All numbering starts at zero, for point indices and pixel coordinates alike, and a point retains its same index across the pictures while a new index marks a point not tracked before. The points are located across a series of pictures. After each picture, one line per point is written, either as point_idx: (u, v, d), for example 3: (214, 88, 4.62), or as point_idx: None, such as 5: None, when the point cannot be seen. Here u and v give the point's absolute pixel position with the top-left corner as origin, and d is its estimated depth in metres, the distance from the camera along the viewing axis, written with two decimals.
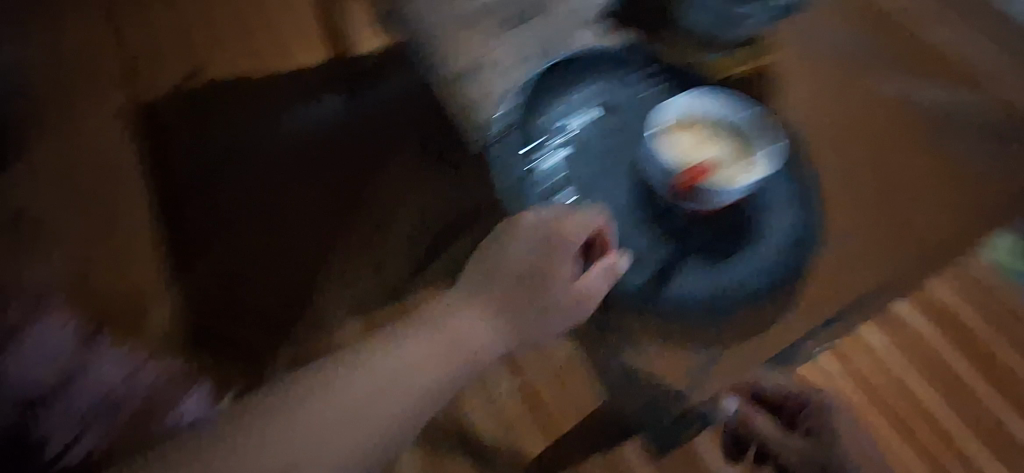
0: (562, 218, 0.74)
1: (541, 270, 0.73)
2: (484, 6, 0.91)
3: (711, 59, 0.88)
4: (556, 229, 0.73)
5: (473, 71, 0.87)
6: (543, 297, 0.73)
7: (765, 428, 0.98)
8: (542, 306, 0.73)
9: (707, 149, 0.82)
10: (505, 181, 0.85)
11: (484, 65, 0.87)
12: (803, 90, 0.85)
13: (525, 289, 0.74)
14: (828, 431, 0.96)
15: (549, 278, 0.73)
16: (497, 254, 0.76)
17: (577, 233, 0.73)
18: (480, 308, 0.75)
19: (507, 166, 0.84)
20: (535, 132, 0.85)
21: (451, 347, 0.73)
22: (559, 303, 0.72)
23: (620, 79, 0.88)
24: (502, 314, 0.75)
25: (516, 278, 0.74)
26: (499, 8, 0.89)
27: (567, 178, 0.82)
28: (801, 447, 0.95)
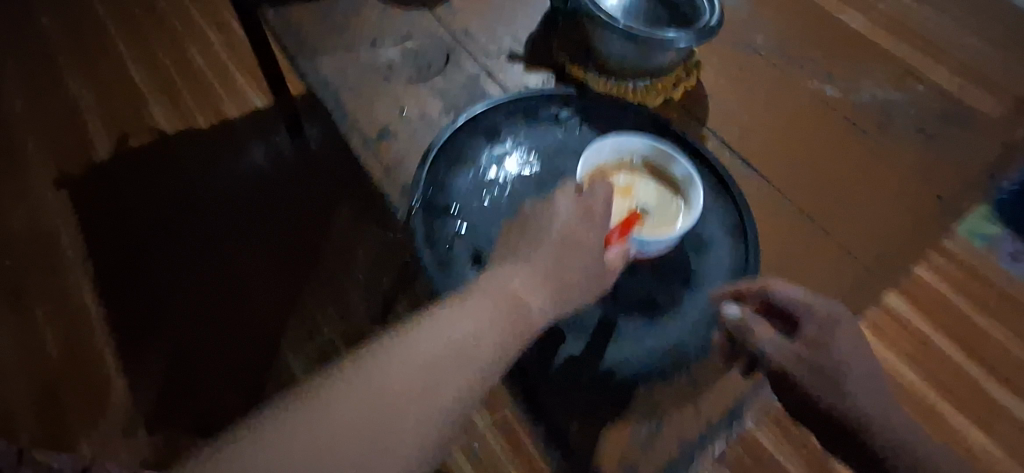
0: (588, 192, 0.58)
1: (581, 251, 0.56)
2: (396, 63, 0.82)
3: (636, 92, 0.82)
4: (585, 202, 0.58)
5: (391, 128, 0.75)
6: (578, 278, 0.55)
7: (784, 348, 0.52)
8: (593, 276, 0.56)
9: (639, 194, 0.68)
10: (427, 240, 0.66)
11: (396, 122, 0.76)
12: (730, 114, 0.84)
13: (584, 247, 0.56)
14: (834, 334, 0.52)
15: (588, 241, 0.56)
16: (527, 231, 0.58)
17: (602, 205, 0.58)
18: (522, 286, 0.54)
19: (419, 232, 0.66)
20: (463, 188, 0.70)
21: (510, 313, 0.52)
22: (602, 270, 0.57)
23: (549, 118, 0.78)
24: (545, 288, 0.55)
25: (518, 261, 0.55)
26: (412, 57, 0.81)
27: (485, 218, 0.68)
28: (832, 358, 0.51)
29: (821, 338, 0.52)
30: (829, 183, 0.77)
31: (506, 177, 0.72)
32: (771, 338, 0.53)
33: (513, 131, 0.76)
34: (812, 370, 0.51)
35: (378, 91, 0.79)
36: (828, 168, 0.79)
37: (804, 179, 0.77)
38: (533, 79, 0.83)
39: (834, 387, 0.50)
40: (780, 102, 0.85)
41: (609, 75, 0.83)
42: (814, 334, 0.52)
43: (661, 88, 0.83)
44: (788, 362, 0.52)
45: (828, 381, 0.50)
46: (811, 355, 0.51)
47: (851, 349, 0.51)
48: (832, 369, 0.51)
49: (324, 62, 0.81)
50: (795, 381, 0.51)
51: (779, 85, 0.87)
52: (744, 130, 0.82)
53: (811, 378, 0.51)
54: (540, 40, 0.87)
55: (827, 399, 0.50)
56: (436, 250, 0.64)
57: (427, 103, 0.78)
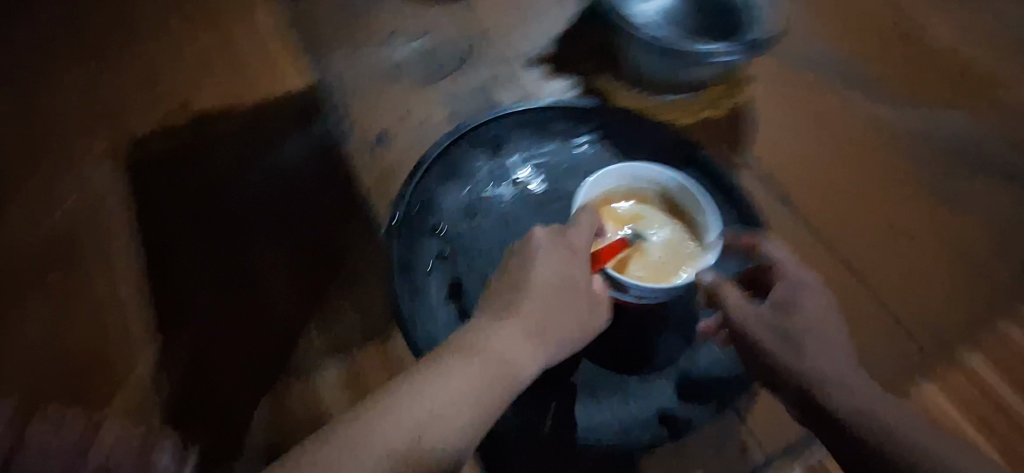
0: (567, 227, 0.51)
1: (566, 294, 0.49)
2: (407, 63, 0.77)
3: (665, 108, 0.74)
4: (566, 239, 0.51)
5: (389, 137, 0.71)
6: (563, 326, 0.49)
7: (747, 304, 0.49)
8: (579, 323, 0.50)
9: (650, 225, 0.59)
10: (403, 270, 0.59)
11: (400, 131, 0.72)
12: (770, 139, 0.75)
13: (571, 290, 0.50)
14: (803, 295, 0.47)
15: (570, 282, 0.50)
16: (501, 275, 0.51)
17: (584, 239, 0.51)
18: (501, 339, 0.47)
19: (400, 260, 0.59)
20: (452, 213, 0.64)
21: (492, 369, 0.46)
22: (588, 312, 0.50)
23: (562, 131, 0.70)
24: (529, 340, 0.48)
25: (495, 310, 0.48)
26: (425, 63, 0.78)
27: (472, 252, 0.62)
28: (799, 319, 0.46)
29: (791, 299, 0.47)
30: (867, 224, 0.70)
31: (504, 200, 0.66)
32: (742, 298, 0.49)
33: (519, 144, 0.69)
34: (772, 328, 0.47)
35: (381, 95, 0.75)
36: (868, 207, 0.72)
37: (840, 221, 0.71)
38: (553, 84, 0.76)
39: (796, 350, 0.45)
40: (829, 125, 0.76)
41: (639, 84, 0.75)
42: (784, 295, 0.48)
43: (694, 105, 0.75)
44: (749, 317, 0.48)
45: (791, 342, 0.46)
46: (777, 315, 0.47)
47: (821, 317, 0.47)
48: (799, 330, 0.46)
49: (335, 60, 0.78)
50: (752, 338, 0.48)
51: (834, 103, 0.77)
52: (782, 158, 0.74)
53: (766, 334, 0.47)
54: (568, 39, 0.78)
55: (784, 359, 0.46)
56: (414, 289, 0.58)
57: (434, 108, 0.73)
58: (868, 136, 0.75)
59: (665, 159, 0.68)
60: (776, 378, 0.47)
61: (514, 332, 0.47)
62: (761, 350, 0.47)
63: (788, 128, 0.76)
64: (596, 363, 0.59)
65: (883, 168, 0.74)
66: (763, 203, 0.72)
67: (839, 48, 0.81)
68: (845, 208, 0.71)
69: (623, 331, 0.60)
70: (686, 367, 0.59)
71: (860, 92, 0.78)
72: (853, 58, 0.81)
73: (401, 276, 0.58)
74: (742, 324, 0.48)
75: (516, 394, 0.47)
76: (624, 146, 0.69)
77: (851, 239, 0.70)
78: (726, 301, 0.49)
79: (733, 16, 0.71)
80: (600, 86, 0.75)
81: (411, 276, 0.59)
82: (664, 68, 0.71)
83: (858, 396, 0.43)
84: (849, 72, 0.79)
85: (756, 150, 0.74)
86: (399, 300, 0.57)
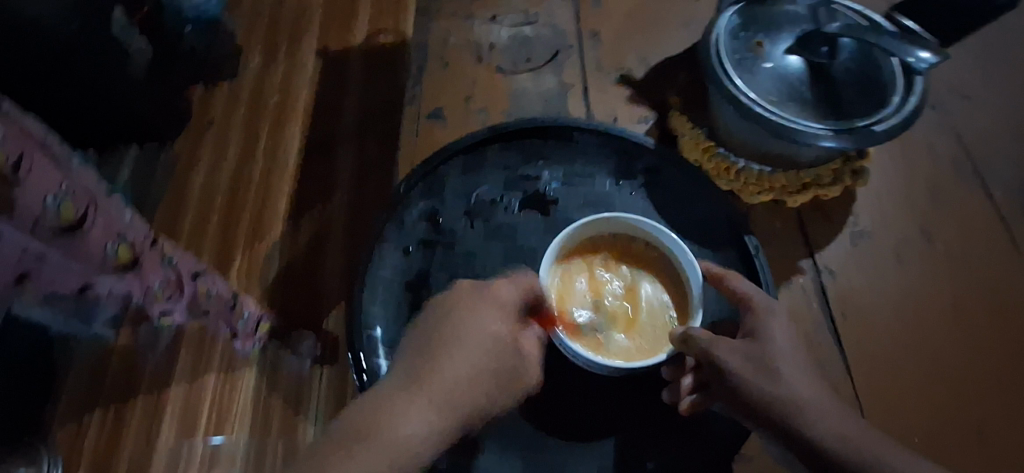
0: (497, 285, 0.49)
1: (489, 357, 0.46)
2: (498, 46, 0.77)
3: (740, 179, 0.65)
4: (488, 297, 0.48)
5: (445, 112, 0.72)
6: (491, 378, 0.45)
7: (719, 338, 0.48)
8: (499, 385, 0.46)
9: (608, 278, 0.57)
10: (380, 244, 0.60)
11: (466, 113, 0.73)
12: (852, 255, 0.64)
13: (501, 345, 0.46)
14: (770, 322, 0.48)
15: (487, 338, 0.46)
16: (426, 322, 0.48)
17: (509, 298, 0.49)
18: (411, 402, 0.42)
19: (389, 240, 0.61)
20: (458, 208, 0.63)
21: (436, 389, 0.43)
22: (508, 376, 0.46)
23: (611, 166, 0.65)
24: (441, 407, 0.42)
25: (408, 370, 0.44)
26: (518, 54, 0.76)
27: (456, 255, 0.61)
28: (770, 346, 0.47)
29: (763, 330, 0.48)
30: (926, 384, 0.57)
31: (512, 210, 0.63)
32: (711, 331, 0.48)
33: (556, 162, 0.65)
34: (744, 354, 0.47)
35: (463, 72, 0.77)
36: (939, 370, 0.58)
37: (898, 376, 0.58)
38: (631, 113, 0.72)
39: (769, 373, 0.45)
40: (934, 259, 0.63)
41: (719, 142, 0.66)
42: (754, 326, 0.48)
43: (777, 186, 0.64)
44: (722, 344, 0.47)
45: (764, 369, 0.46)
46: (752, 344, 0.47)
47: (793, 350, 0.47)
48: (770, 356, 0.46)
49: (441, 27, 0.80)
50: (728, 368, 0.47)
51: (950, 238, 0.64)
52: (857, 281, 0.62)
53: (744, 364, 0.46)
54: (670, 78, 0.73)
55: (755, 385, 0.45)
56: (383, 272, 0.60)
57: (503, 102, 0.74)
58: (994, 287, 0.62)
59: (706, 233, 0.62)
60: (745, 406, 0.46)
61: (426, 396, 0.42)
62: (735, 377, 0.46)
63: (891, 248, 0.64)
64: (527, 413, 0.55)
65: (978, 323, 0.60)
66: (815, 322, 0.60)
67: (981, 173, 0.68)
68: (910, 362, 0.58)
69: (582, 404, 0.56)
70: (620, 448, 0.54)
71: (989, 231, 0.64)
72: (997, 188, 0.67)
73: (377, 257, 0.60)
74: (715, 358, 0.47)
75: (467, 382, 0.44)
76: (669, 204, 0.64)
77: (904, 402, 0.57)
78: (699, 339, 0.48)
79: (877, 88, 0.57)
80: (677, 132, 0.68)
81: (387, 260, 0.60)
82: (750, 136, 0.61)
83: (822, 417, 0.43)
84: (994, 211, 0.66)
85: (834, 264, 0.63)
86: (365, 280, 0.59)
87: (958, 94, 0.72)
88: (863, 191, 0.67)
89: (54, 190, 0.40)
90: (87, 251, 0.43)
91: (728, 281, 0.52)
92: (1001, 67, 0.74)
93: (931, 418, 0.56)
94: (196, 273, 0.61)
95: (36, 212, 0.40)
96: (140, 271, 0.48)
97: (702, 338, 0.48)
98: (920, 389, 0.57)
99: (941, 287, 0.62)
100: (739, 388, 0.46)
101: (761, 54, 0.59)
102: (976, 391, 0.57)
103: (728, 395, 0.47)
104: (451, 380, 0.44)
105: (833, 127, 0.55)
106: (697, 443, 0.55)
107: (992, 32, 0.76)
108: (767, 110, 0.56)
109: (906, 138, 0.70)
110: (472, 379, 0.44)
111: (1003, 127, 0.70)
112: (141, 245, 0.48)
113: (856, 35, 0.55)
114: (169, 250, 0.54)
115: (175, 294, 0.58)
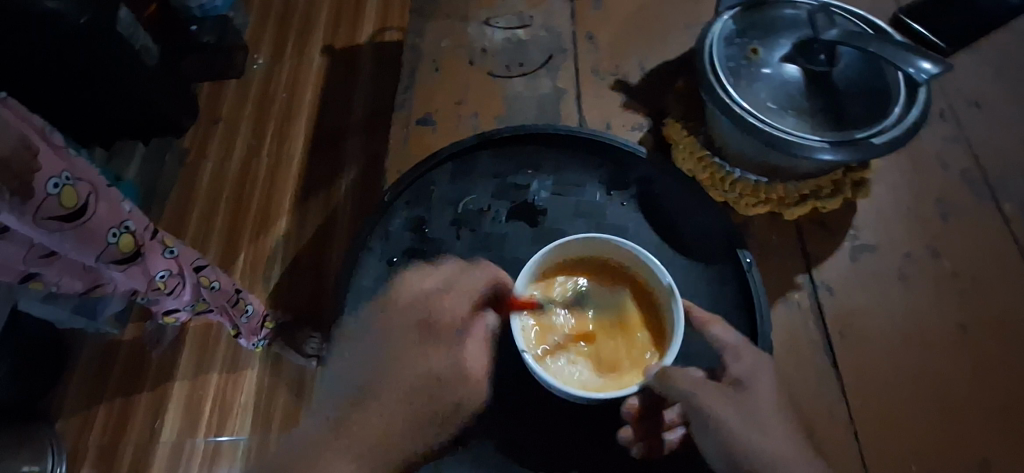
0: (440, 293, 0.49)
1: (415, 370, 0.46)
2: (492, 48, 0.75)
3: (736, 189, 0.63)
4: (428, 306, 0.49)
5: (435, 117, 0.71)
6: (422, 390, 0.45)
7: (705, 383, 0.44)
8: (434, 392, 0.46)
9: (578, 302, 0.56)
10: (363, 251, 0.59)
11: (459, 116, 0.71)
12: (851, 271, 0.61)
13: (425, 357, 0.47)
14: (757, 373, 0.46)
15: (425, 352, 0.47)
16: (372, 334, 0.49)
17: (449, 312, 0.49)
18: (343, 430, 0.43)
19: (374, 249, 0.60)
20: (444, 216, 0.62)
21: (368, 413, 0.44)
22: (437, 388, 0.46)
23: (604, 174, 0.64)
24: (375, 429, 0.43)
25: (354, 383, 0.46)
26: (512, 56, 0.74)
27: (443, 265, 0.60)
28: (753, 396, 0.45)
29: (747, 378, 0.46)
30: (928, 403, 0.55)
31: (500, 220, 0.62)
32: (695, 374, 0.45)
33: (547, 170, 0.64)
34: (732, 403, 0.44)
35: (456, 74, 0.73)
36: (945, 394, 0.55)
37: (902, 400, 0.55)
38: (627, 119, 0.70)
39: (758, 427, 0.43)
40: (939, 276, 0.61)
41: (714, 150, 0.64)
42: (741, 373, 0.46)
43: (774, 198, 0.62)
44: (709, 389, 0.44)
45: (751, 420, 0.43)
46: (737, 392, 0.45)
47: (776, 403, 0.45)
48: (754, 408, 0.44)
49: (433, 25, 0.76)
50: (719, 416, 0.43)
51: (957, 254, 0.62)
52: (857, 298, 0.60)
53: (732, 413, 0.43)
54: (665, 82, 0.72)
55: (745, 437, 0.42)
56: (369, 280, 0.59)
57: (495, 105, 0.71)
58: (1000, 301, 0.59)
59: (699, 246, 0.60)
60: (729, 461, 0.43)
61: (372, 409, 0.44)
62: (725, 434, 0.42)
63: (893, 260, 0.62)
64: (498, 441, 0.53)
65: (984, 339, 0.57)
66: (814, 337, 0.58)
67: (992, 185, 0.65)
68: (910, 384, 0.56)
69: (574, 418, 0.53)
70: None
71: (999, 247, 0.62)
72: (1009, 200, 0.64)
73: (362, 268, 0.59)
74: (703, 405, 0.43)
75: (401, 392, 0.45)
76: (664, 217, 0.62)
77: (908, 428, 0.54)
78: (680, 378, 0.45)
79: (878, 97, 0.55)
80: (670, 139, 0.66)
81: (371, 269, 0.59)
82: (745, 147, 0.59)
83: None
84: (1002, 224, 0.63)
85: (833, 281, 0.61)
86: (349, 290, 0.58)
87: (969, 101, 0.69)
88: (864, 201, 0.65)
89: (58, 179, 0.63)
90: (91, 231, 0.67)
91: (708, 326, 0.50)
92: (1016, 72, 0.71)
93: (933, 438, 0.53)
94: (203, 269, 0.88)
95: (47, 196, 0.62)
96: (138, 257, 0.75)
97: (688, 383, 0.44)
98: (925, 409, 0.55)
99: (942, 301, 0.59)
100: (725, 440, 0.42)
101: (757, 61, 0.57)
102: (979, 411, 0.54)
103: (711, 447, 0.43)
104: (382, 399, 0.45)
105: (830, 140, 0.53)
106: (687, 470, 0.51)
107: (1007, 34, 0.73)
108: (761, 121, 0.54)
109: (912, 147, 0.67)
110: (410, 393, 0.45)
111: (1017, 136, 0.67)
112: (140, 237, 0.75)
113: (858, 43, 0.53)
114: (171, 248, 0.81)
115: (184, 279, 0.84)
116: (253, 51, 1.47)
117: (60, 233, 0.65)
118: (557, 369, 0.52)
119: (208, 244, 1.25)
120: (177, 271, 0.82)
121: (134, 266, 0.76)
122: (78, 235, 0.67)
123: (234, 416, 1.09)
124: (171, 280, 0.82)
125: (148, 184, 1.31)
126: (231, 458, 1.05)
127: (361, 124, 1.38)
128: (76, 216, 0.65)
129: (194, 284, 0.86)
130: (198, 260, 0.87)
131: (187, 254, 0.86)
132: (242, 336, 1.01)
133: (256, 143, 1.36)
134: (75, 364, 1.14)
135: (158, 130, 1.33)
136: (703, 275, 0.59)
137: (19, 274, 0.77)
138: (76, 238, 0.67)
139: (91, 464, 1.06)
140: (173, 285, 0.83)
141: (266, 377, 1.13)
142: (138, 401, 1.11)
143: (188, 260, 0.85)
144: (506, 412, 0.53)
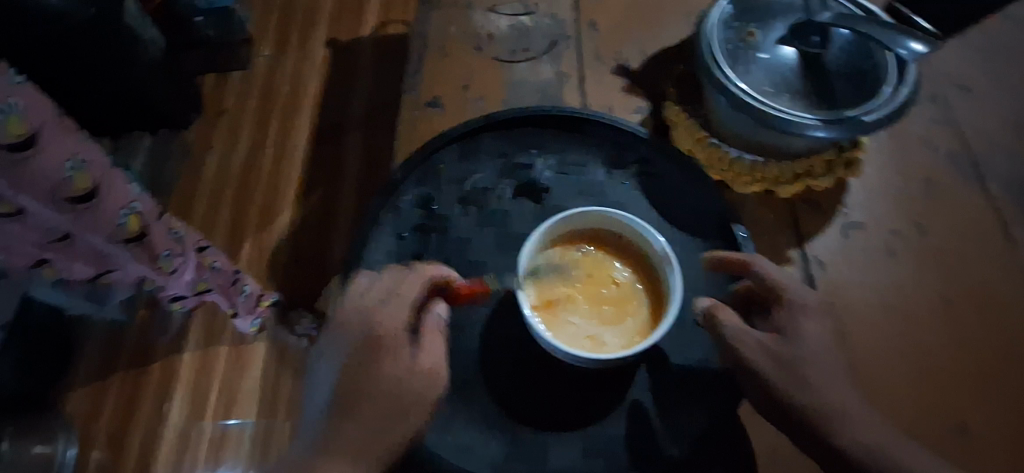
0: (382, 307, 0.51)
1: (380, 386, 0.49)
2: (498, 35, 0.77)
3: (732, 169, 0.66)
4: (370, 321, 0.51)
5: (442, 101, 0.73)
6: (389, 401, 0.48)
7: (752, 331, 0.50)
8: (403, 400, 0.49)
9: (582, 268, 0.58)
10: (373, 223, 0.62)
11: (465, 101, 0.73)
12: (842, 247, 0.64)
13: (382, 373, 0.49)
14: (806, 322, 0.50)
15: (380, 358, 0.49)
16: (332, 354, 0.51)
17: (393, 324, 0.50)
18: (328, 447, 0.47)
19: (386, 223, 0.62)
20: (451, 194, 0.64)
21: (346, 430, 0.48)
22: (406, 385, 0.49)
23: (606, 156, 0.66)
24: (359, 440, 0.47)
25: (331, 402, 0.49)
26: (515, 42, 0.76)
27: (452, 240, 0.62)
28: (795, 348, 0.49)
29: (794, 328, 0.50)
30: (920, 370, 0.58)
31: (505, 198, 0.64)
32: (740, 324, 0.51)
33: (549, 151, 0.66)
34: (771, 356, 0.49)
35: (460, 61, 0.75)
36: (930, 361, 0.58)
37: (889, 368, 0.57)
38: (628, 103, 0.72)
39: (811, 376, 0.48)
40: (927, 252, 0.63)
41: (712, 132, 0.67)
42: (786, 322, 0.50)
43: (769, 177, 0.65)
44: (750, 344, 0.50)
45: (791, 370, 0.48)
46: (778, 345, 0.49)
47: (823, 348, 0.49)
48: (796, 359, 0.48)
49: (438, 15, 0.78)
50: (756, 370, 0.49)
51: (944, 231, 0.64)
52: (850, 272, 0.62)
53: (770, 364, 0.49)
54: (663, 67, 0.74)
55: (796, 386, 0.48)
56: (380, 252, 0.61)
57: (499, 90, 0.73)
58: (983, 276, 0.62)
59: (695, 224, 0.63)
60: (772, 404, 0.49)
61: (353, 424, 0.48)
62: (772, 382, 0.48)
63: (880, 235, 0.64)
64: (501, 402, 0.55)
65: (973, 310, 0.60)
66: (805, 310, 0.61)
67: (978, 165, 0.67)
68: (897, 352, 0.58)
69: (577, 382, 0.56)
70: (599, 442, 0.54)
71: (985, 226, 0.64)
72: (993, 180, 0.67)
73: (373, 242, 0.61)
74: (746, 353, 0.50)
75: (372, 405, 0.48)
76: (661, 197, 0.64)
77: (898, 395, 0.56)
78: (726, 327, 0.51)
79: (871, 77, 0.57)
80: (669, 122, 0.69)
81: (381, 243, 0.61)
82: (742, 126, 0.62)
83: (853, 421, 0.46)
84: (987, 203, 0.65)
85: (823, 256, 0.64)
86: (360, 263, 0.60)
87: (958, 86, 0.72)
88: (857, 180, 0.67)
89: (73, 162, 0.65)
90: (103, 213, 0.70)
91: (754, 267, 0.53)
92: (1003, 59, 0.73)
93: (922, 403, 0.56)
94: (205, 250, 0.91)
95: (62, 179, 0.65)
96: (143, 238, 0.78)
97: (736, 328, 0.50)
98: (917, 377, 0.57)
99: (930, 272, 0.62)
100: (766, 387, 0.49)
101: (753, 43, 0.60)
102: (964, 377, 0.57)
103: (752, 388, 0.50)
104: (358, 414, 0.48)
105: (823, 118, 0.55)
106: (692, 420, 0.55)
107: (995, 23, 0.75)
108: (756, 100, 0.56)
109: (904, 130, 0.70)
110: (386, 400, 0.48)
111: (1003, 121, 0.70)
112: (147, 220, 0.77)
113: (848, 24, 0.55)
114: (176, 230, 0.84)
115: (187, 258, 0.87)
116: (257, 44, 1.49)
117: (74, 214, 0.68)
118: (561, 332, 0.55)
119: (214, 231, 1.28)
120: (179, 253, 0.85)
121: (140, 247, 0.78)
122: (90, 216, 0.70)
123: (243, 398, 1.12)
124: (176, 260, 0.85)
125: (154, 174, 1.33)
126: (237, 442, 1.09)
127: (364, 116, 1.41)
128: (89, 197, 0.68)
129: (196, 264, 0.89)
130: (200, 243, 0.90)
131: (192, 236, 0.89)
132: (239, 315, 1.05)
133: (261, 133, 1.38)
134: (83, 351, 1.16)
135: (165, 123, 1.36)
136: (701, 251, 0.62)
137: (30, 259, 0.80)
138: (88, 219, 0.70)
139: (102, 446, 1.08)
140: (178, 266, 0.86)
141: (273, 360, 1.15)
142: (147, 386, 1.13)
143: (191, 242, 0.88)
144: (511, 370, 0.56)
